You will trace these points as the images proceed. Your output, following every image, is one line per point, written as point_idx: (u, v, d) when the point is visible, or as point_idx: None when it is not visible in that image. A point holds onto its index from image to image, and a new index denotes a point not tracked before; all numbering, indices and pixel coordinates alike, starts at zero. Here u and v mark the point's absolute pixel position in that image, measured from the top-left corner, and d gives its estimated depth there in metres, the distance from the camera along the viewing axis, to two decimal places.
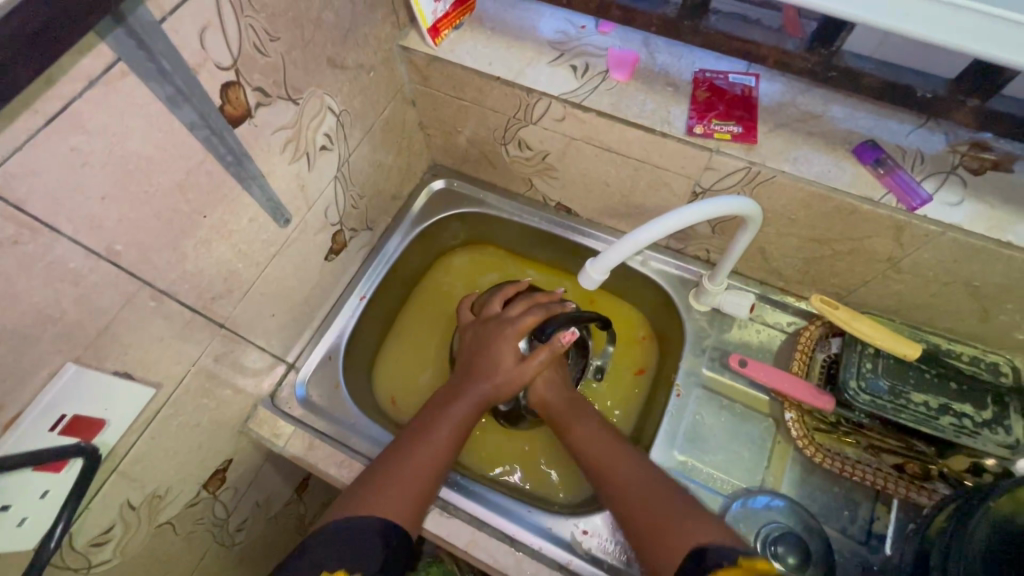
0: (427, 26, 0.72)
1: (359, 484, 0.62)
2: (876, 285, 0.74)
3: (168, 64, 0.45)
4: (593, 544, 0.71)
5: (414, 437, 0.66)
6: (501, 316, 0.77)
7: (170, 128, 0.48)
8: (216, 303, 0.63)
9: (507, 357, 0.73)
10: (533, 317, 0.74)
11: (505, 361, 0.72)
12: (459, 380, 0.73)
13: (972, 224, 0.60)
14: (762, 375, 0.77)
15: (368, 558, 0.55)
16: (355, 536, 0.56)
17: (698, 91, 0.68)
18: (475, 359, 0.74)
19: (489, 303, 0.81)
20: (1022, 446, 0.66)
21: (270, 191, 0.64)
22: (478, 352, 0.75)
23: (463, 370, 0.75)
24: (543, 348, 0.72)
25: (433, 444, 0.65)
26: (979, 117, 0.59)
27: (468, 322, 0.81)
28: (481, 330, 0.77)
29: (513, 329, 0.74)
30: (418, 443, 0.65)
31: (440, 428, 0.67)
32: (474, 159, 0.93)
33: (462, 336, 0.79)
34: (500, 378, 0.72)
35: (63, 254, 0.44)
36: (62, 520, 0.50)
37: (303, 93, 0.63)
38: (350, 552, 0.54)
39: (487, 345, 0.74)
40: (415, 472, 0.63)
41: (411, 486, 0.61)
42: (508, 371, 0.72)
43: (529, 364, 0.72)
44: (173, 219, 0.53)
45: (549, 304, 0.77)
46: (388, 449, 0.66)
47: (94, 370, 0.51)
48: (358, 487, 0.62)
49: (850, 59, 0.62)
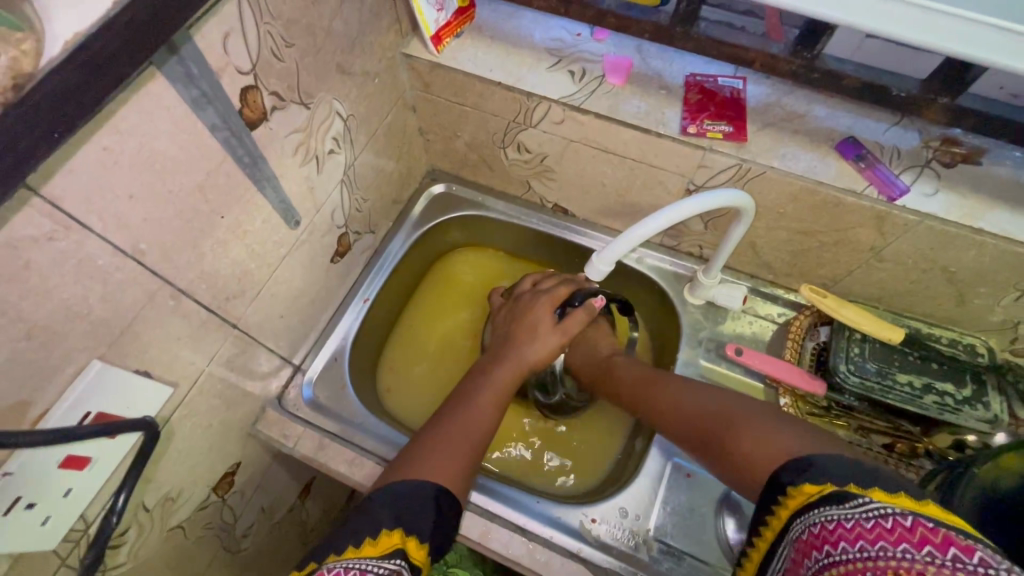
0: (430, 34, 0.75)
1: (405, 452, 0.63)
2: (861, 274, 0.78)
3: (196, 68, 0.47)
4: (602, 531, 0.73)
5: (459, 404, 0.68)
6: (533, 291, 0.81)
7: (194, 129, 0.50)
8: (230, 303, 0.64)
9: (544, 324, 0.76)
10: (565, 287, 0.78)
11: (542, 328, 0.75)
12: (497, 351, 0.76)
13: (947, 213, 0.64)
14: (756, 364, 0.81)
15: (419, 518, 0.53)
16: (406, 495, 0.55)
17: (690, 93, 0.72)
18: (512, 329, 0.77)
19: (518, 284, 0.85)
20: (1000, 421, 0.70)
21: (283, 193, 0.66)
22: (514, 324, 0.78)
23: (501, 341, 0.77)
24: (578, 312, 0.76)
25: (476, 411, 0.67)
26: (949, 113, 0.63)
27: (499, 304, 0.85)
28: (516, 305, 0.80)
29: (547, 299, 0.77)
30: (463, 409, 0.67)
31: (484, 393, 0.69)
32: (472, 163, 0.96)
33: (496, 316, 0.83)
34: (541, 345, 0.75)
35: (93, 251, 0.45)
36: (124, 491, 0.54)
37: (314, 98, 0.65)
38: (404, 510, 0.53)
39: (522, 317, 0.78)
40: (461, 435, 0.64)
41: (460, 450, 0.63)
42: (547, 337, 0.75)
43: (567, 328, 0.75)
44: (194, 219, 0.54)
45: (577, 279, 0.82)
46: (433, 418, 0.67)
47: (117, 368, 0.51)
48: (404, 455, 0.62)
49: (830, 62, 0.66)
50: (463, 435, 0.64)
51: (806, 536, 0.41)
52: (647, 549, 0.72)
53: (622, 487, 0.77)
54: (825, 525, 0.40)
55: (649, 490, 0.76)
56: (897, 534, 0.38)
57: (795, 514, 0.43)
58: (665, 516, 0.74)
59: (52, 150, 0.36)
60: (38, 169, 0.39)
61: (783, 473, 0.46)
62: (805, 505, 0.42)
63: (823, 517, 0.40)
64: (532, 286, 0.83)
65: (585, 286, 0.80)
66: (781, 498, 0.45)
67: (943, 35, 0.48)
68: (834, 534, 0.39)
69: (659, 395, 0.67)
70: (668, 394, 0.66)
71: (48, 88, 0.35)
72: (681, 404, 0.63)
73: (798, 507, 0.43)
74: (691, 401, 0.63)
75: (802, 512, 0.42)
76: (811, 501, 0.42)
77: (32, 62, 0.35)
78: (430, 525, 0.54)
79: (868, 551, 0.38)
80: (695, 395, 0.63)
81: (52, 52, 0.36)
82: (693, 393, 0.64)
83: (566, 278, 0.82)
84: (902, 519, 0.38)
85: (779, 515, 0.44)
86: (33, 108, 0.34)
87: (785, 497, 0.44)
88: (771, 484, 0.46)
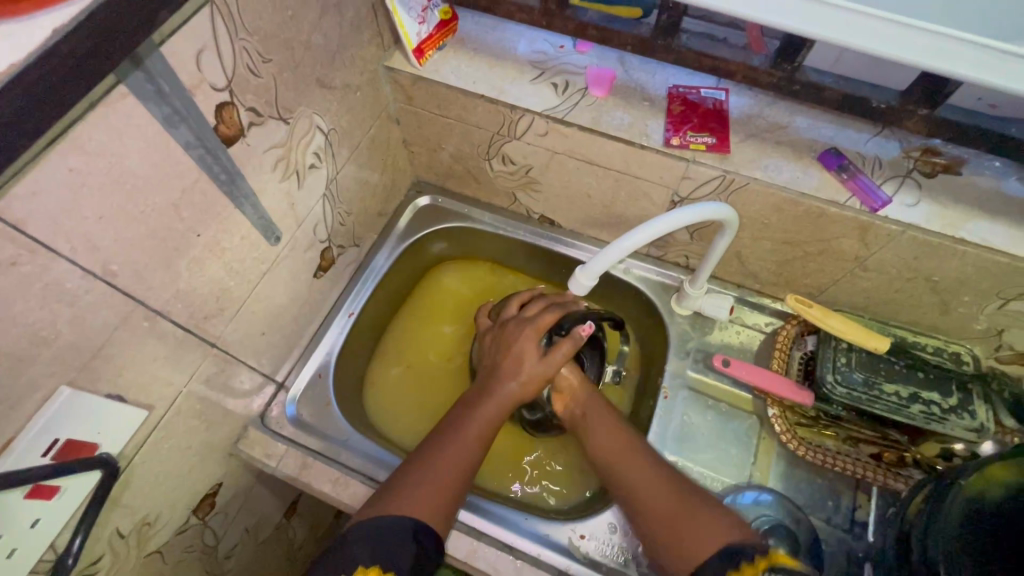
0: (412, 47, 0.74)
1: (387, 486, 0.63)
2: (846, 283, 0.78)
3: (166, 85, 0.46)
4: (591, 548, 0.72)
5: (442, 436, 0.67)
6: (519, 317, 0.79)
7: (167, 148, 0.49)
8: (208, 321, 0.63)
9: (531, 354, 0.74)
10: (553, 315, 0.77)
11: (529, 359, 0.74)
12: (484, 381, 0.75)
13: (929, 223, 0.65)
14: (745, 375, 0.80)
15: (399, 555, 0.55)
16: (387, 534, 0.56)
17: (673, 105, 0.72)
18: (499, 360, 0.76)
19: (505, 307, 0.83)
20: (986, 430, 0.70)
21: (262, 209, 0.65)
22: (500, 353, 0.76)
23: (487, 370, 0.76)
24: (566, 342, 0.75)
25: (460, 444, 0.67)
26: (928, 124, 0.64)
27: (485, 327, 0.84)
28: (501, 333, 0.79)
29: (534, 327, 0.76)
30: (447, 442, 0.66)
31: (469, 425, 0.69)
32: (458, 175, 0.95)
33: (482, 341, 0.82)
34: (527, 375, 0.73)
35: (61, 274, 0.44)
36: (79, 535, 0.52)
37: (294, 112, 0.64)
38: (384, 549, 0.55)
39: (507, 344, 0.76)
40: (445, 473, 0.63)
41: (444, 486, 0.62)
42: (534, 367, 0.74)
43: (554, 358, 0.74)
44: (168, 237, 0.53)
45: (565, 302, 0.80)
46: (415, 452, 0.67)
47: (88, 394, 0.50)
48: (388, 487, 0.62)
49: (811, 73, 0.66)
50: (447, 472, 0.64)
51: None
52: (636, 565, 0.71)
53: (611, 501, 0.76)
54: None
55: None
56: None
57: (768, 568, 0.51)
58: None
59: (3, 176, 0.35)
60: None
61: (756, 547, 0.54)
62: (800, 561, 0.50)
63: None
64: (518, 311, 0.81)
65: (571, 310, 0.78)
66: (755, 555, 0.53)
67: (923, 51, 0.48)
68: None
69: (626, 452, 0.68)
70: (634, 456, 0.68)
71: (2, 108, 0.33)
72: (644, 475, 0.65)
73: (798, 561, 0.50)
74: (654, 475, 0.65)
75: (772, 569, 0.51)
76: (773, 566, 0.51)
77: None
78: (409, 563, 0.56)
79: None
80: (659, 470, 0.65)
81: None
82: (655, 466, 0.66)
83: (552, 301, 0.81)
84: None
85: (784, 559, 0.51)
86: None
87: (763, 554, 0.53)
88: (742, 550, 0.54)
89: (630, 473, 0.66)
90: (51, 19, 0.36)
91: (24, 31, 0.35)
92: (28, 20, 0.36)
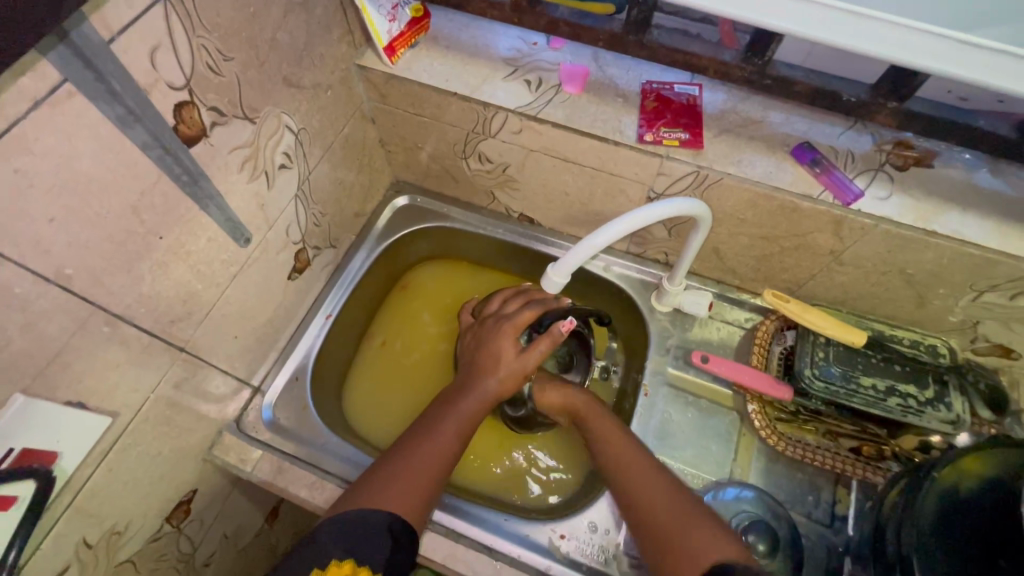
0: (383, 45, 0.73)
1: (362, 481, 0.61)
2: (823, 278, 0.78)
3: (118, 84, 0.45)
4: (571, 548, 0.72)
5: (420, 434, 0.65)
6: (498, 316, 0.78)
7: (121, 148, 0.48)
8: (175, 326, 0.62)
9: (508, 352, 0.73)
10: (530, 311, 0.75)
11: (505, 356, 0.73)
12: (464, 378, 0.73)
13: (902, 216, 0.65)
14: (724, 371, 0.80)
15: (373, 549, 0.54)
16: (362, 526, 0.55)
17: (647, 101, 0.72)
18: (476, 359, 0.74)
19: (488, 304, 0.82)
20: (962, 422, 0.71)
21: (229, 211, 0.64)
22: (479, 351, 0.75)
23: (466, 369, 0.75)
24: (543, 339, 0.73)
25: (439, 439, 0.65)
26: (899, 117, 0.64)
27: (467, 326, 0.83)
28: (480, 331, 0.78)
29: (511, 324, 0.75)
30: (425, 439, 0.65)
31: (448, 420, 0.67)
32: (436, 175, 0.94)
33: (463, 339, 0.80)
34: (505, 373, 0.72)
35: (10, 279, 0.43)
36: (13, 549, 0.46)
37: (260, 112, 0.63)
38: (358, 545, 0.54)
39: (486, 342, 0.75)
40: (426, 464, 0.62)
41: (423, 475, 0.61)
42: (510, 365, 0.72)
43: (530, 357, 0.72)
44: (127, 240, 0.52)
45: (548, 299, 0.78)
46: (393, 447, 0.65)
47: (45, 401, 0.49)
48: (364, 482, 0.61)
49: (781, 68, 0.67)
50: (423, 467, 0.62)
51: None
52: (616, 564, 0.71)
53: (592, 500, 0.75)
54: None
55: None
56: None
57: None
58: None
59: None
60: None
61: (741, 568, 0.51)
62: None
63: None
64: (499, 308, 0.80)
65: (551, 306, 0.76)
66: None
67: (888, 44, 0.49)
68: None
69: (625, 465, 0.66)
70: (631, 460, 0.66)
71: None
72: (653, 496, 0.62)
73: None
74: (664, 498, 0.61)
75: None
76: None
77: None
78: (386, 555, 0.54)
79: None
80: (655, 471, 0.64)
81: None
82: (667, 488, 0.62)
83: (533, 298, 0.79)
84: None
85: None
86: None
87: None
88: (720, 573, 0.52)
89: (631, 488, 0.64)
90: None
91: None
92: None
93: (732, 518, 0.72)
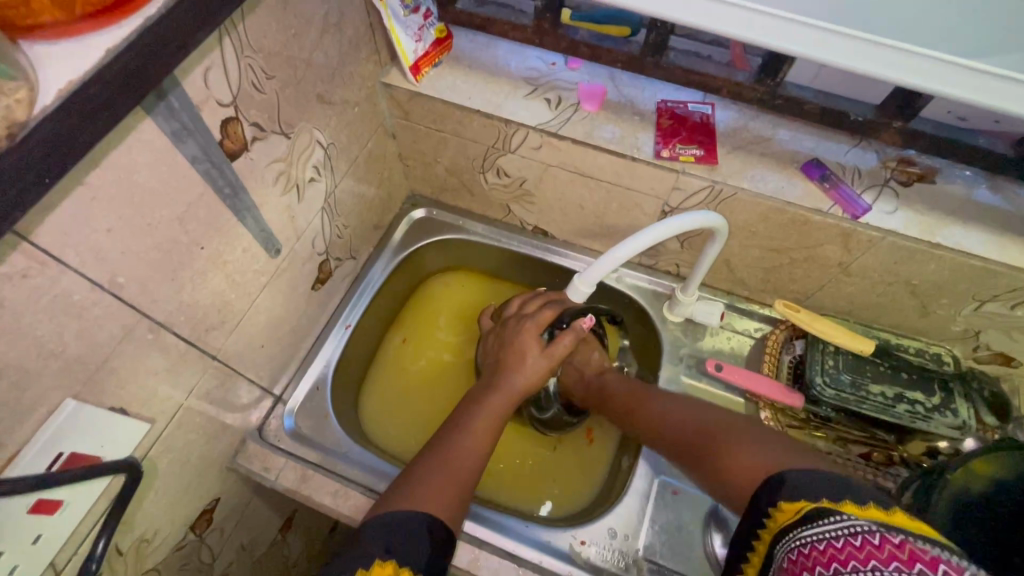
0: (409, 64, 0.76)
1: (397, 483, 0.61)
2: (831, 288, 0.81)
3: (176, 101, 0.48)
4: (591, 553, 0.73)
5: (451, 433, 0.67)
6: (519, 315, 0.80)
7: (174, 162, 0.50)
8: (209, 334, 0.63)
9: (531, 349, 0.75)
10: (550, 311, 0.78)
11: (530, 352, 0.75)
12: (491, 377, 0.75)
13: (908, 229, 0.68)
14: (738, 378, 0.82)
15: (411, 550, 0.52)
16: (401, 524, 0.54)
17: (662, 119, 0.75)
18: (501, 358, 0.76)
19: (507, 307, 0.84)
20: (968, 427, 0.73)
21: (263, 223, 0.66)
22: (504, 351, 0.77)
23: (492, 369, 0.77)
24: (567, 334, 0.76)
25: (471, 437, 0.66)
26: (902, 136, 0.68)
27: (488, 330, 0.85)
28: (503, 332, 0.80)
29: (534, 323, 0.77)
30: (456, 438, 0.66)
31: (479, 417, 0.69)
32: (453, 188, 0.97)
33: (485, 343, 0.83)
34: (530, 370, 0.74)
35: (68, 287, 0.44)
36: (104, 537, 0.52)
37: (295, 127, 0.66)
38: (397, 541, 0.52)
39: (510, 342, 0.77)
40: (459, 462, 0.63)
41: (459, 474, 0.62)
42: (536, 360, 0.75)
43: (554, 352, 0.75)
44: (172, 250, 0.53)
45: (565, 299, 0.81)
46: (428, 447, 0.66)
47: (92, 406, 0.50)
48: (399, 484, 0.61)
49: (792, 89, 0.70)
50: (456, 465, 0.63)
51: (796, 557, 0.40)
52: (637, 570, 0.72)
53: (612, 506, 0.77)
54: (814, 546, 0.40)
55: (638, 508, 0.76)
56: (887, 552, 0.36)
57: (783, 534, 0.43)
58: (655, 535, 0.74)
59: (41, 196, 0.35)
60: (24, 220, 0.40)
61: (768, 496, 0.46)
62: (797, 519, 0.42)
63: (811, 540, 0.40)
64: (518, 311, 0.82)
65: (570, 306, 0.79)
66: (769, 516, 0.45)
67: (904, 68, 0.52)
68: (811, 559, 0.39)
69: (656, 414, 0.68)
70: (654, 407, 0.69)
71: (42, 133, 0.34)
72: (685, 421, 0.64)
73: (789, 521, 0.43)
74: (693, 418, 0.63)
75: (786, 532, 0.43)
76: (798, 517, 0.42)
77: (28, 110, 0.34)
78: (428, 554, 0.53)
79: (840, 574, 0.37)
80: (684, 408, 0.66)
81: (47, 99, 0.35)
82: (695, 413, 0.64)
83: (551, 299, 0.82)
84: (889, 536, 0.37)
85: (767, 534, 0.44)
86: (28, 156, 0.34)
87: (773, 511, 0.45)
88: (758, 499, 0.47)
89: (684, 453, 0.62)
90: (106, 40, 0.38)
91: (79, 50, 0.37)
92: (87, 40, 0.38)
93: None
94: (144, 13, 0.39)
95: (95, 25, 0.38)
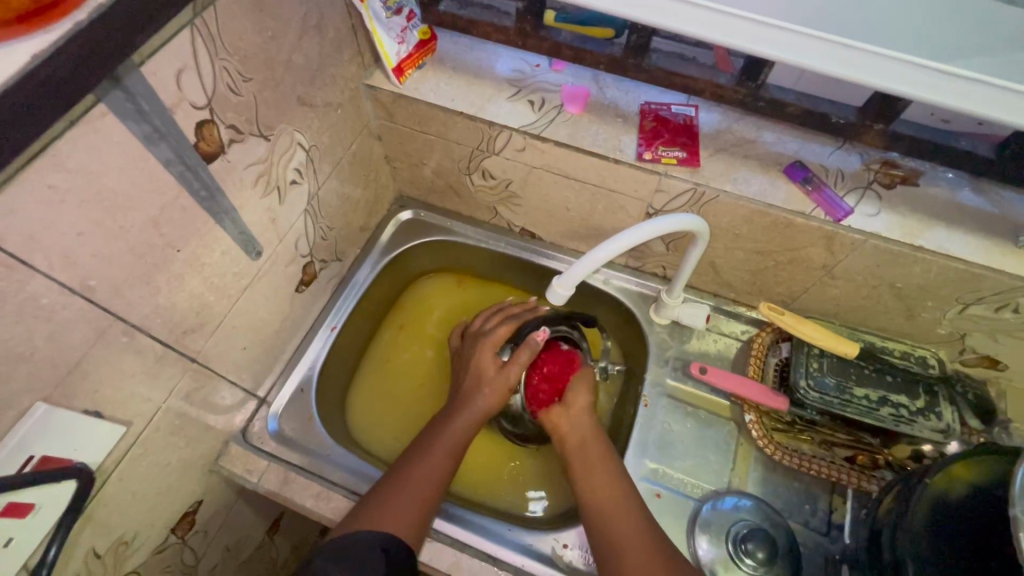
0: (392, 66, 0.76)
1: (361, 502, 0.64)
2: (816, 291, 0.81)
3: (147, 104, 0.48)
4: (574, 556, 0.73)
5: (415, 455, 0.68)
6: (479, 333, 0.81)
7: (146, 165, 0.49)
8: (188, 336, 0.63)
9: (490, 366, 0.75)
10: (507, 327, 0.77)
11: (487, 370, 0.75)
12: (455, 399, 0.75)
13: (890, 231, 0.68)
14: (720, 381, 0.82)
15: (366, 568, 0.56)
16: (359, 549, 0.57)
17: (645, 121, 0.75)
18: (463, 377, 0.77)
19: (472, 323, 0.85)
20: (953, 430, 0.73)
21: (243, 225, 0.66)
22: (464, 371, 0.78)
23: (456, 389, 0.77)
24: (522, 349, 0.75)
25: (432, 460, 0.67)
26: (886, 138, 0.67)
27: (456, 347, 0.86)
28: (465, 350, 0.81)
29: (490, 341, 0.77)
30: (419, 460, 0.67)
31: (440, 440, 0.69)
32: (440, 190, 0.97)
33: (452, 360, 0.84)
34: (490, 388, 0.74)
35: (37, 290, 0.44)
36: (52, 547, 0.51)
37: (275, 129, 0.66)
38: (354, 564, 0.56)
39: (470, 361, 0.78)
40: (420, 483, 0.65)
41: (422, 494, 0.64)
42: (492, 378, 0.74)
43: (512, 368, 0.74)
44: (147, 253, 0.53)
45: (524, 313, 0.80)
46: (390, 470, 0.67)
47: (64, 410, 0.50)
48: (363, 504, 0.63)
49: (774, 91, 0.70)
50: (417, 487, 0.64)
51: None
52: None
53: None
54: None
55: None
56: None
57: None
58: None
59: None
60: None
61: None
62: None
63: None
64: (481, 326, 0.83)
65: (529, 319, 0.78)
66: None
67: (881, 75, 0.52)
68: None
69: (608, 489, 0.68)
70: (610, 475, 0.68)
71: None
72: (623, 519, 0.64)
73: None
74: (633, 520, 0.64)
75: None
76: None
77: None
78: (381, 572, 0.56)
79: None
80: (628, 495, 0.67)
81: None
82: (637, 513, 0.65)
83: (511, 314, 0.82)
84: None
85: None
86: None
87: None
88: None
89: (609, 527, 0.64)
90: (30, 45, 0.38)
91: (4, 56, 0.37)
92: (9, 46, 0.37)
93: (732, 527, 0.74)
94: (73, 17, 0.39)
95: (20, 32, 0.38)
